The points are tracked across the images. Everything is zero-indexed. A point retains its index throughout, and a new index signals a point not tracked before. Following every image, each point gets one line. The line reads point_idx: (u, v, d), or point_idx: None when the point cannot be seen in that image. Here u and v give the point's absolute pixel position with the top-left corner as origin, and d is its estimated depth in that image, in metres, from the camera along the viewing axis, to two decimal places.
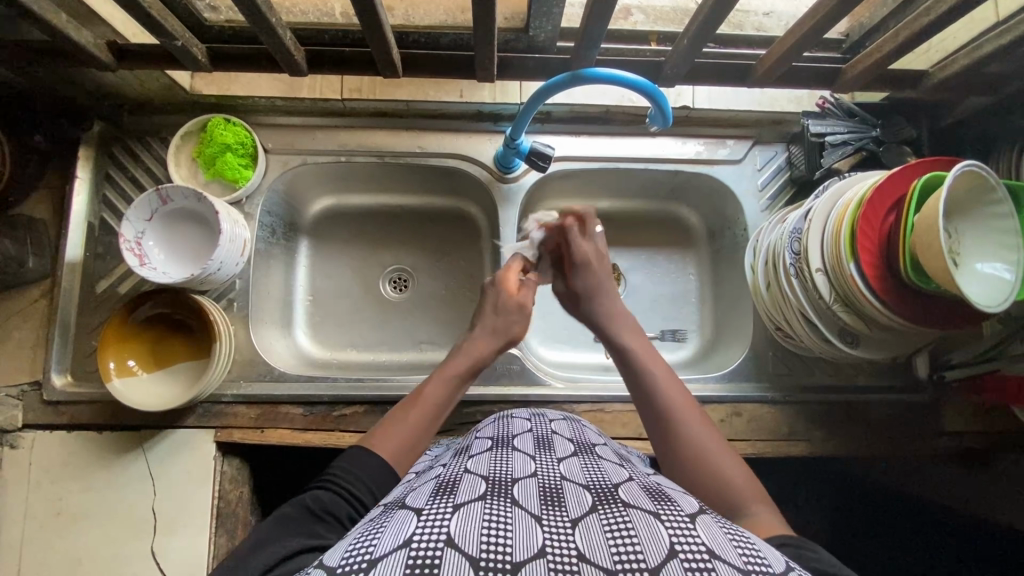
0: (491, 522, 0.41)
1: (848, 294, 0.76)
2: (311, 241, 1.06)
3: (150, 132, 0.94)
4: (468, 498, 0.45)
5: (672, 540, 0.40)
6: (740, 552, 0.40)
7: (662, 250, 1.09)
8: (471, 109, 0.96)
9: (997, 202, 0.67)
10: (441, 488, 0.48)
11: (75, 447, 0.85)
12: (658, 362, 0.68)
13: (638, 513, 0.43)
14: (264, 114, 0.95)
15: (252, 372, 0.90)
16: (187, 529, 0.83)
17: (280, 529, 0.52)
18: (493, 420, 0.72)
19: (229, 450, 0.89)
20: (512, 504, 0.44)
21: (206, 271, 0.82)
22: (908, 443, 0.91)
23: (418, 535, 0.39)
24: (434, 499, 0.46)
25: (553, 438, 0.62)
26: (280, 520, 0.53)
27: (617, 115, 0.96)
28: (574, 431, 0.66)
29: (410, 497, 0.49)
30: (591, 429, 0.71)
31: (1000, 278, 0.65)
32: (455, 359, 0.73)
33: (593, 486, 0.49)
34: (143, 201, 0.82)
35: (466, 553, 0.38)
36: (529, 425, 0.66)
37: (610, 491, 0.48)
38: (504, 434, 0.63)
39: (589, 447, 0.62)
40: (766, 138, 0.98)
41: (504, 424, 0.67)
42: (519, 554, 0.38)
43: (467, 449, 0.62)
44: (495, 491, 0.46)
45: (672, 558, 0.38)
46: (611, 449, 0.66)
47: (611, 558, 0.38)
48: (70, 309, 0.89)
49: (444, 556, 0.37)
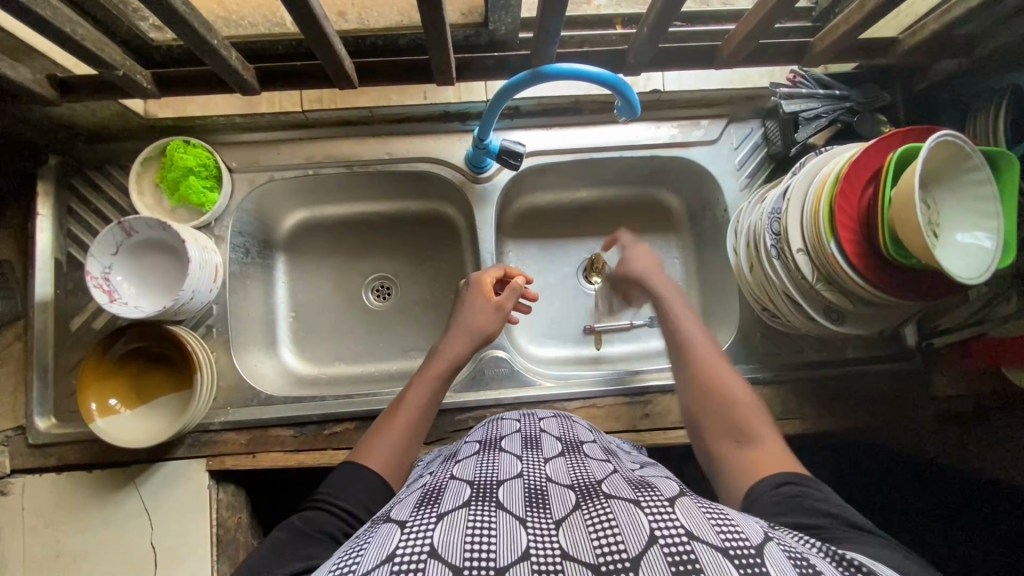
0: (475, 525, 0.41)
1: (829, 271, 0.75)
2: (288, 256, 1.05)
3: (109, 160, 0.92)
4: (452, 506, 0.44)
5: (652, 526, 0.40)
6: (718, 530, 0.40)
7: (645, 236, 1.09)
8: (437, 110, 0.93)
9: (974, 169, 0.65)
10: (425, 499, 0.48)
11: (66, 488, 0.84)
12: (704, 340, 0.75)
13: (620, 505, 0.43)
14: (224, 132, 0.92)
15: (240, 397, 0.89)
16: (188, 560, 0.83)
17: (274, 559, 0.53)
18: (478, 424, 0.70)
19: (223, 477, 0.88)
20: (497, 507, 0.44)
21: (178, 302, 0.79)
22: (900, 411, 0.92)
23: (401, 547, 0.39)
24: (418, 510, 0.45)
25: (541, 437, 0.62)
26: (273, 549, 0.55)
27: (586, 104, 0.94)
28: (563, 429, 0.66)
29: (396, 510, 0.48)
30: (580, 425, 0.71)
31: (981, 247, 0.64)
32: (435, 362, 0.79)
33: (577, 484, 0.49)
34: (106, 234, 0.79)
35: (449, 562, 0.37)
36: (517, 425, 0.66)
37: (593, 487, 0.48)
38: (493, 435, 0.63)
39: (576, 444, 0.61)
40: (739, 116, 0.96)
41: (496, 426, 0.66)
42: (503, 558, 0.38)
43: (455, 455, 0.61)
44: (479, 496, 0.46)
45: (652, 545, 0.38)
46: (601, 445, 0.66)
47: (593, 552, 0.38)
48: (47, 349, 0.87)
49: (427, 566, 0.37)
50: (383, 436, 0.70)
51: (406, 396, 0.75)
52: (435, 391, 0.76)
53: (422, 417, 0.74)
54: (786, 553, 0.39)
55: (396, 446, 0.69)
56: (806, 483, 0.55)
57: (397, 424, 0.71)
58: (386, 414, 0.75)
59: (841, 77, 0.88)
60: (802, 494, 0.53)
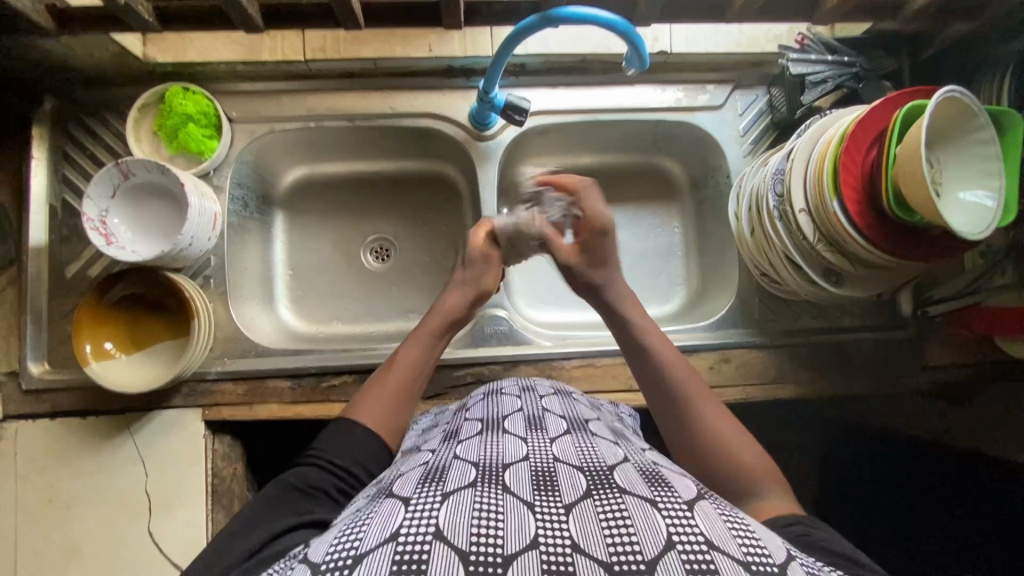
0: (481, 510, 0.41)
1: (832, 232, 0.75)
2: (286, 213, 1.04)
3: (106, 107, 0.90)
4: (457, 486, 0.45)
5: (669, 529, 0.40)
6: (740, 542, 0.40)
7: (647, 205, 1.09)
8: (442, 64, 0.91)
9: (980, 129, 0.65)
10: (430, 476, 0.48)
11: (60, 434, 0.84)
12: (667, 347, 0.73)
13: (634, 500, 0.43)
14: (224, 80, 0.91)
15: (236, 348, 0.88)
16: (183, 508, 0.83)
17: (268, 513, 0.56)
18: (480, 398, 0.72)
19: (219, 428, 0.88)
20: (504, 491, 0.44)
21: (177, 247, 0.78)
22: (892, 378, 0.93)
23: (406, 527, 0.39)
24: (422, 487, 0.46)
25: (545, 417, 0.62)
26: (267, 503, 0.57)
27: (593, 64, 0.93)
28: (566, 408, 0.66)
29: (399, 485, 0.49)
30: (583, 402, 0.72)
31: (981, 205, 0.65)
32: (428, 319, 0.78)
33: (587, 467, 0.49)
34: (103, 176, 0.78)
35: (456, 546, 0.38)
36: (520, 403, 0.67)
37: (605, 474, 0.48)
38: (495, 415, 0.63)
39: (582, 424, 0.62)
40: (745, 82, 0.96)
41: (496, 404, 0.67)
42: (511, 547, 0.38)
43: (457, 432, 0.62)
44: (485, 478, 0.46)
45: (669, 550, 0.38)
46: (605, 424, 0.67)
47: (607, 549, 0.39)
48: (41, 295, 0.86)
49: (432, 550, 0.38)
50: (377, 394, 0.70)
51: (399, 354, 0.74)
52: (428, 350, 0.75)
53: (416, 377, 0.73)
54: (807, 571, 0.41)
55: (392, 404, 0.69)
56: (812, 524, 0.54)
57: (390, 386, 0.71)
58: (378, 372, 0.74)
59: (849, 41, 0.88)
60: (810, 534, 0.52)
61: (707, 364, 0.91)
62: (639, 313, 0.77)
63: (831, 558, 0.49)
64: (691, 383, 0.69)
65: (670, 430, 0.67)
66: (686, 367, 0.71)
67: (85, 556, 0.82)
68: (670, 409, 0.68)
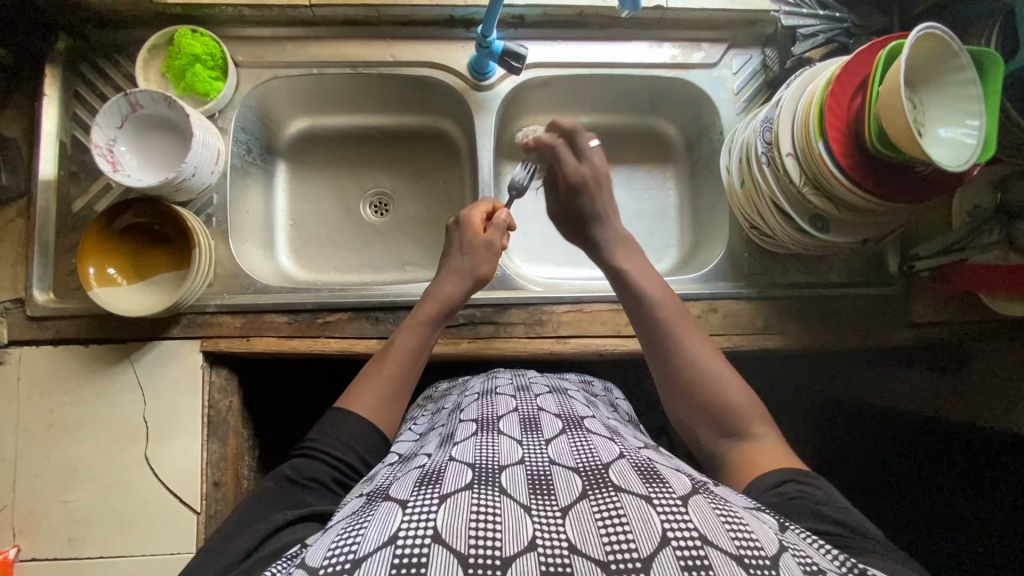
0: (479, 511, 0.42)
1: (817, 175, 0.76)
2: (288, 163, 1.06)
3: (118, 49, 0.93)
4: (454, 487, 0.44)
5: (664, 526, 0.40)
6: (733, 535, 0.41)
7: (642, 165, 1.11)
8: (443, 14, 0.94)
9: (960, 69, 0.67)
10: (425, 478, 0.48)
11: (62, 360, 0.86)
12: (656, 286, 0.73)
13: (630, 498, 0.43)
14: (232, 25, 0.94)
15: (236, 285, 0.91)
16: (179, 435, 0.85)
17: (264, 507, 0.58)
18: (476, 399, 0.73)
19: (217, 360, 0.90)
20: (501, 494, 0.44)
21: (181, 175, 0.81)
22: (878, 333, 0.94)
23: (403, 529, 0.40)
24: (419, 489, 0.45)
25: (540, 417, 0.63)
26: (263, 497, 0.59)
27: (591, 18, 0.96)
28: (560, 405, 0.67)
29: (394, 488, 0.48)
30: (577, 399, 0.73)
31: (962, 139, 0.67)
32: (423, 307, 0.77)
33: (583, 468, 0.49)
34: (112, 106, 0.81)
35: (454, 549, 0.38)
36: (515, 403, 0.68)
37: (600, 474, 0.47)
38: (490, 415, 0.64)
39: (577, 422, 0.62)
40: (740, 41, 0.98)
41: (490, 405, 0.68)
42: (509, 549, 0.39)
43: (452, 436, 0.61)
44: (481, 480, 0.46)
45: (665, 547, 0.39)
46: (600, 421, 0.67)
47: (602, 548, 0.39)
48: (48, 226, 0.89)
49: (431, 554, 0.38)
50: (369, 381, 0.71)
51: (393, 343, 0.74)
52: (422, 339, 0.75)
53: (410, 366, 0.73)
54: (801, 566, 0.40)
55: (385, 395, 0.70)
56: (806, 483, 0.54)
57: (383, 373, 0.71)
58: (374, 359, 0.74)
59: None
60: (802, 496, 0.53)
61: (694, 313, 0.92)
62: (628, 255, 0.78)
63: (820, 525, 0.50)
64: (687, 327, 0.68)
65: (663, 375, 0.67)
66: (681, 314, 0.70)
67: (83, 479, 0.84)
68: (663, 354, 0.67)
